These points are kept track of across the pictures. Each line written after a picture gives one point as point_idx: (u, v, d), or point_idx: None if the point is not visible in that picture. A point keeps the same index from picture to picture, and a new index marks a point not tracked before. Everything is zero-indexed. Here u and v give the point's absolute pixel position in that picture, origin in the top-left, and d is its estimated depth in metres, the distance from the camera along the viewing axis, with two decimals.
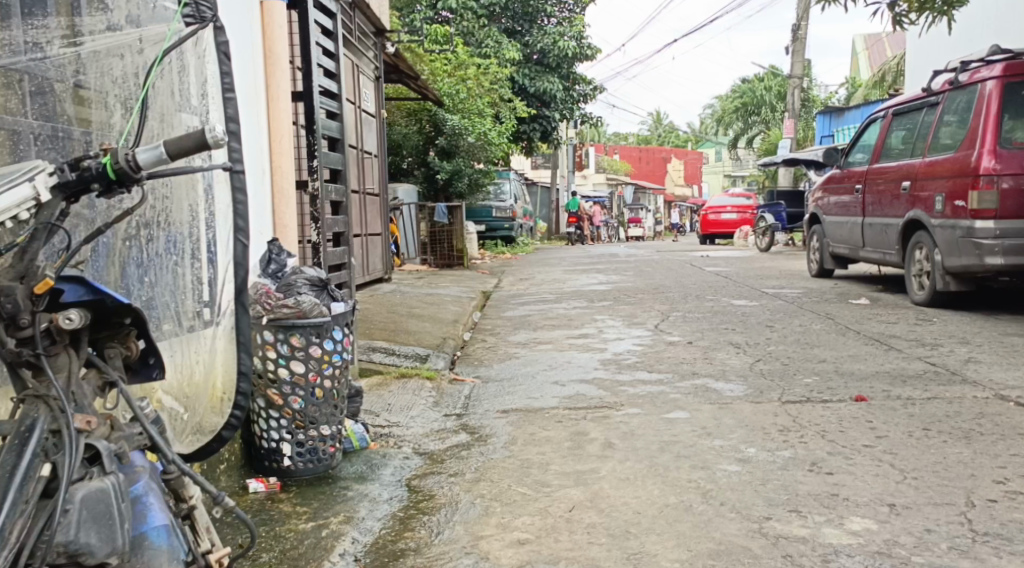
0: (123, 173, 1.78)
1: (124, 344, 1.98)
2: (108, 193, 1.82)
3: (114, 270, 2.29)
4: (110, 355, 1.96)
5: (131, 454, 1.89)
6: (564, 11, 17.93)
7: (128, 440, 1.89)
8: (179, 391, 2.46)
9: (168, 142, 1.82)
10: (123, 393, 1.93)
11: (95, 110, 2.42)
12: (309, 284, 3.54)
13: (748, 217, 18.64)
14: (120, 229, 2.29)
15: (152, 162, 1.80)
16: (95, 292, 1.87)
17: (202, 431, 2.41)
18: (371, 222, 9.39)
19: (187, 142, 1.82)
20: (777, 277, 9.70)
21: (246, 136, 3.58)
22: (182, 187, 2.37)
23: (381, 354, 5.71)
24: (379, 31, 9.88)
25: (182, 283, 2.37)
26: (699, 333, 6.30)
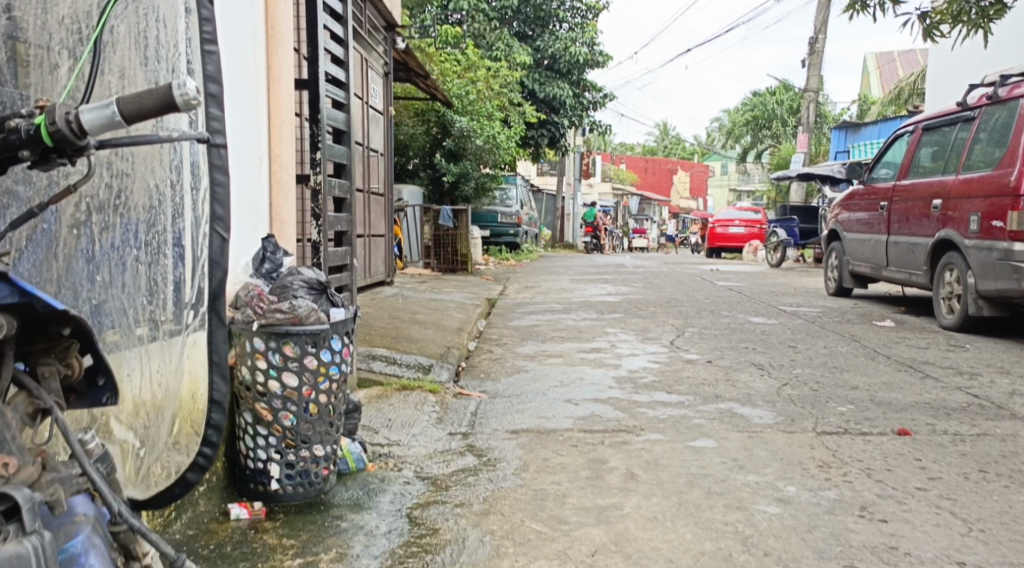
0: (61, 138, 1.48)
1: (62, 361, 1.64)
2: (45, 161, 1.53)
3: (56, 266, 1.96)
4: (44, 374, 1.62)
5: (69, 501, 1.56)
6: (577, 17, 17.60)
7: (65, 484, 1.56)
8: (132, 418, 2.08)
9: (121, 96, 1.49)
10: (59, 423, 1.58)
11: (35, 62, 2.08)
12: (306, 286, 3.21)
13: (757, 231, 18.22)
14: (65, 212, 1.97)
15: (101, 123, 1.48)
16: (23, 293, 1.50)
17: (163, 474, 2.07)
18: (375, 222, 9.07)
19: (147, 99, 1.48)
20: (794, 294, 9.36)
21: (234, 119, 3.24)
22: (145, 160, 2.07)
23: (381, 363, 5.38)
24: (390, 26, 9.55)
25: (141, 283, 2.05)
26: (717, 351, 5.95)
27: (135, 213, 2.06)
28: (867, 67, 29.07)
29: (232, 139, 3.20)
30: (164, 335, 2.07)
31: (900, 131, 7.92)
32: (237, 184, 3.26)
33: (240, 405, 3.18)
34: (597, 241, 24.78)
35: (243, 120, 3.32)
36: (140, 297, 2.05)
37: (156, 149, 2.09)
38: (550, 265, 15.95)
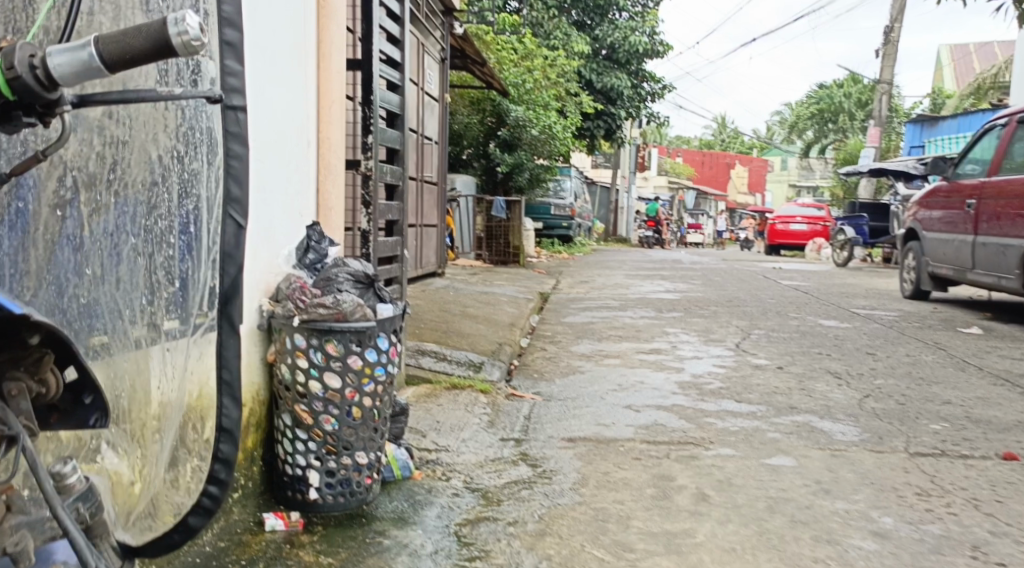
0: (25, 91, 1.24)
1: (37, 378, 1.35)
2: (8, 119, 1.29)
3: (38, 255, 1.67)
4: (12, 393, 1.33)
5: (45, 547, 1.34)
6: (637, 6, 17.13)
7: (35, 529, 1.34)
8: (128, 445, 1.76)
9: (102, 35, 1.24)
10: (28, 454, 1.31)
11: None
12: (352, 279, 2.95)
13: (820, 229, 17.60)
14: (47, 188, 1.68)
15: (75, 69, 1.22)
16: None
17: (160, 514, 1.83)
18: (427, 212, 8.82)
19: (135, 38, 1.22)
20: (866, 296, 8.88)
21: (279, 95, 2.96)
22: (146, 125, 1.77)
23: (430, 359, 5.12)
24: (447, 10, 9.27)
25: (141, 280, 1.76)
26: (788, 357, 5.57)
27: (135, 190, 1.76)
28: (941, 61, 28.03)
29: (274, 119, 2.92)
30: (177, 331, 1.82)
31: (990, 123, 7.38)
32: (280, 171, 2.98)
33: (280, 406, 2.93)
34: (659, 237, 24.86)
35: (288, 100, 3.04)
36: (140, 294, 1.76)
37: (159, 112, 1.78)
38: (604, 259, 15.58)
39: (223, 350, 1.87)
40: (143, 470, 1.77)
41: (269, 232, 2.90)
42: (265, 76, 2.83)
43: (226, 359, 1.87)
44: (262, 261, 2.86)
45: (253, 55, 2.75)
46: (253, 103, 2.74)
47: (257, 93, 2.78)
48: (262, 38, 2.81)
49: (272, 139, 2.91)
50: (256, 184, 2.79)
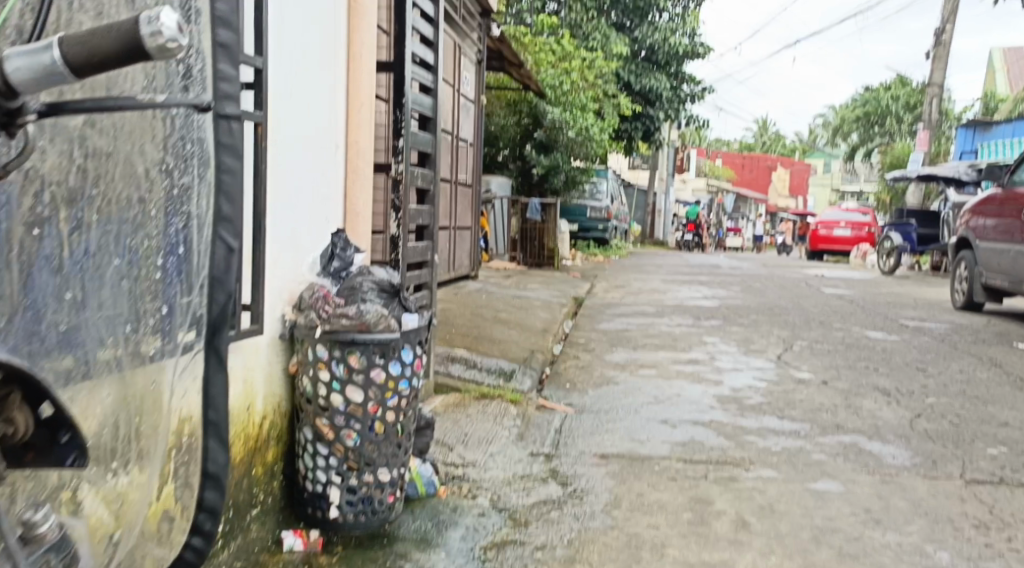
0: None
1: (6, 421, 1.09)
2: None
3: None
4: None
5: None
6: (678, 7, 16.89)
7: None
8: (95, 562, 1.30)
9: (70, 35, 1.00)
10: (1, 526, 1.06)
11: None
12: (377, 289, 2.84)
13: (864, 235, 17.22)
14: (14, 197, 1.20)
15: (36, 80, 0.99)
16: None
17: None
18: (461, 214, 8.72)
19: (106, 39, 0.98)
20: (915, 307, 8.61)
21: (303, 97, 2.83)
22: (132, 135, 1.31)
23: (460, 367, 5.00)
24: (485, 12, 9.16)
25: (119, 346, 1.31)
26: (832, 370, 5.55)
27: (118, 206, 1.32)
28: (993, 64, 27.37)
29: (297, 124, 2.78)
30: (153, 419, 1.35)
31: None
32: (302, 178, 2.84)
33: (301, 419, 2.81)
34: (700, 240, 24.62)
35: (313, 104, 2.90)
36: (124, 320, 1.32)
37: (148, 119, 1.32)
38: (640, 263, 15.37)
39: (210, 387, 1.36)
40: (129, 509, 1.35)
41: (290, 241, 2.77)
42: (287, 79, 2.70)
43: (213, 400, 1.36)
44: (283, 272, 2.73)
45: (275, 58, 2.62)
46: (273, 108, 2.61)
47: (278, 98, 2.65)
48: (285, 40, 2.68)
49: (294, 145, 2.77)
50: (276, 192, 2.66)
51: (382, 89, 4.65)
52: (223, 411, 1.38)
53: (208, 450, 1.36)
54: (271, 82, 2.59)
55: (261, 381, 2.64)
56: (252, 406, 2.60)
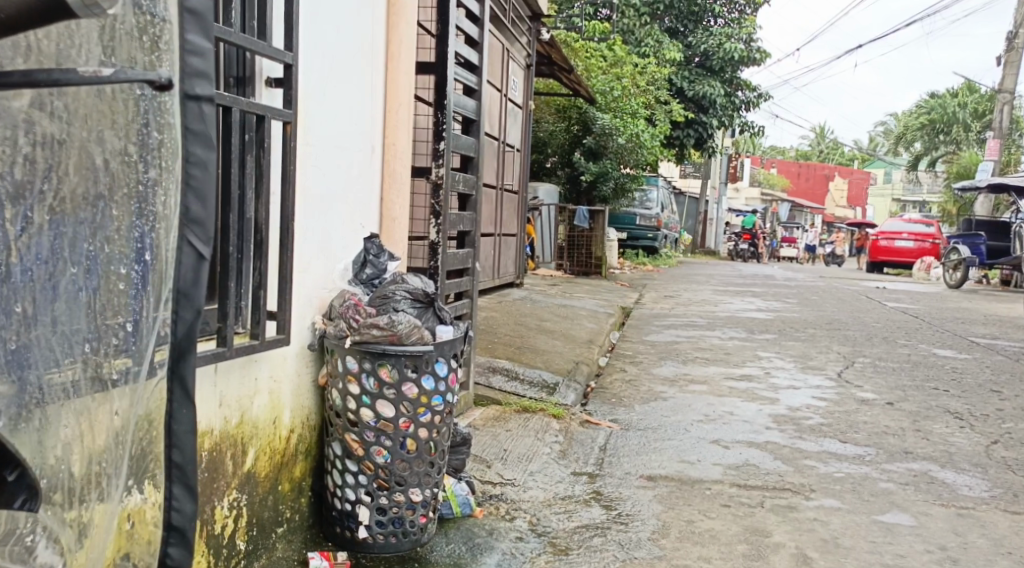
0: None
1: None
2: None
3: None
4: None
5: None
6: (733, 12, 16.53)
7: None
8: None
9: None
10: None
11: None
12: (410, 298, 2.65)
13: (927, 247, 16.59)
14: None
15: None
16: None
17: None
18: (507, 221, 8.57)
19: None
20: (983, 324, 8.26)
21: (335, 96, 2.66)
22: (90, 118, 1.05)
23: (501, 378, 4.84)
24: (535, 15, 9.01)
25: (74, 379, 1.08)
26: (900, 393, 5.35)
27: (77, 207, 1.06)
28: None
29: (328, 127, 2.62)
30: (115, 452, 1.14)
31: None
32: (334, 183, 2.68)
33: (331, 433, 2.64)
34: (755, 250, 24.19)
35: (346, 105, 2.73)
36: (82, 338, 1.09)
37: (108, 100, 1.05)
38: (691, 273, 15.10)
39: (172, 422, 1.17)
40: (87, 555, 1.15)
41: (320, 249, 2.61)
42: (317, 76, 2.53)
43: (176, 436, 1.18)
44: (312, 281, 2.57)
45: (303, 56, 2.46)
46: (301, 107, 2.45)
47: (306, 100, 2.50)
48: (315, 38, 2.51)
49: (325, 149, 2.61)
50: (304, 198, 2.50)
51: (423, 91, 4.51)
52: (189, 448, 1.21)
53: (171, 497, 1.19)
54: (299, 83, 2.44)
55: (289, 393, 2.47)
56: (278, 419, 2.43)
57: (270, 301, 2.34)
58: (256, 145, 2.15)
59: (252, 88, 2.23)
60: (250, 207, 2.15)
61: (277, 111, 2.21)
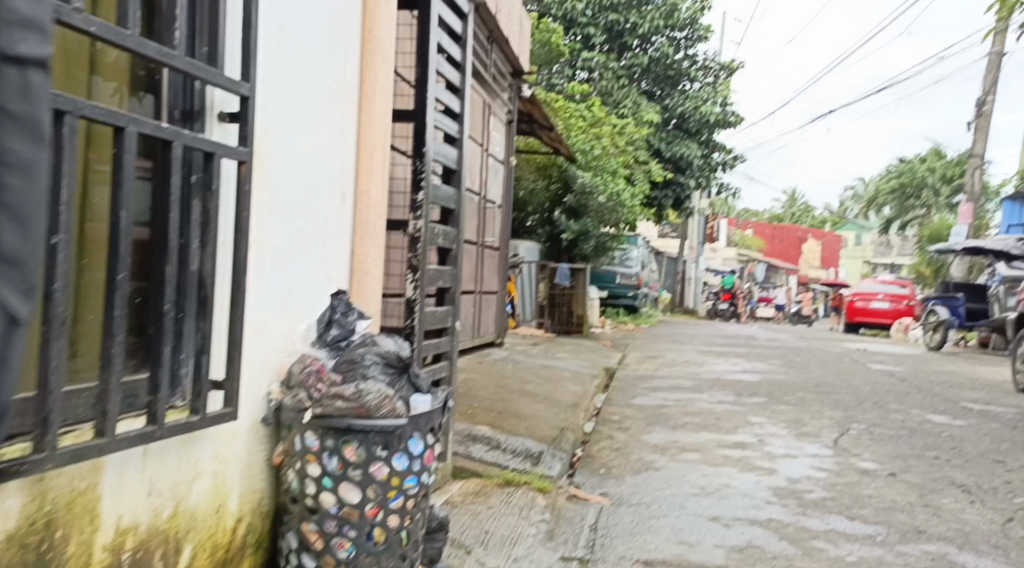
0: None
1: None
2: None
3: None
4: None
5: None
6: (709, 77, 16.47)
7: None
8: None
9: None
10: None
11: None
12: (382, 363, 2.33)
13: (902, 308, 16.50)
14: None
15: None
16: None
17: None
18: (487, 278, 8.30)
19: None
20: (971, 388, 8.02)
21: (299, 137, 2.39)
22: None
23: (482, 448, 4.50)
24: (516, 72, 8.86)
25: None
26: (900, 462, 4.99)
27: None
28: None
29: (291, 170, 2.34)
30: None
31: None
32: (296, 233, 2.39)
33: (287, 522, 2.28)
34: (734, 309, 24.07)
35: (312, 148, 2.46)
36: None
37: None
38: (672, 332, 14.85)
39: None
40: None
41: (278, 306, 2.30)
42: (278, 115, 2.27)
43: None
44: (267, 343, 2.26)
45: (260, 90, 2.19)
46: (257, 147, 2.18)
47: (263, 139, 2.22)
48: (277, 73, 2.25)
49: (286, 195, 2.33)
50: (258, 248, 2.21)
51: (401, 140, 4.26)
52: None
53: None
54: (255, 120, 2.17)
55: (237, 475, 2.14)
56: (223, 507, 2.08)
57: (216, 369, 2.03)
58: (204, 187, 1.89)
59: (203, 122, 1.97)
60: (195, 258, 1.88)
61: (231, 149, 1.94)
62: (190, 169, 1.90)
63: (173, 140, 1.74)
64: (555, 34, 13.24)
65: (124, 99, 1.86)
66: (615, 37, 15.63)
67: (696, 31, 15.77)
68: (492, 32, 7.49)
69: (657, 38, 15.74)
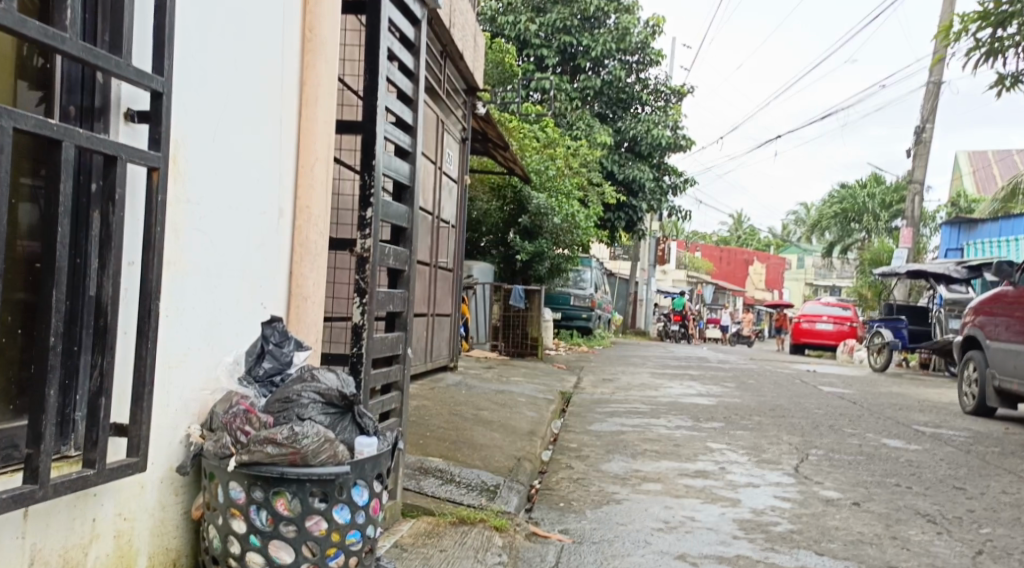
0: None
1: None
2: None
3: None
4: None
5: None
6: (660, 101, 16.47)
7: None
8: None
9: None
10: None
11: None
12: (321, 402, 2.06)
13: (845, 330, 16.56)
14: None
15: None
16: None
17: None
18: (441, 300, 8.02)
19: None
20: (921, 411, 7.93)
21: (221, 143, 2.16)
22: None
23: (434, 483, 4.23)
24: (471, 89, 8.64)
25: None
26: (862, 490, 4.71)
27: None
28: (959, 166, 25.38)
29: (210, 181, 2.12)
30: None
31: None
32: (217, 251, 2.16)
33: None
34: (685, 330, 24.01)
35: (237, 157, 2.24)
36: None
37: None
38: (624, 355, 14.66)
39: None
40: None
41: (194, 333, 2.06)
42: (195, 118, 2.05)
43: None
44: (182, 376, 2.01)
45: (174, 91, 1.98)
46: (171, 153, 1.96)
47: (175, 145, 1.99)
48: (194, 71, 2.04)
49: (205, 210, 2.10)
50: (171, 267, 1.98)
51: (347, 154, 4.03)
52: None
53: None
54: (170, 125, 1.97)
55: (145, 534, 1.94)
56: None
57: (121, 412, 1.83)
58: (105, 197, 1.71)
59: (108, 118, 1.80)
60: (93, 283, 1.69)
61: (141, 154, 1.76)
62: (89, 176, 1.74)
63: (63, 140, 1.56)
64: (509, 55, 13.11)
65: (7, 88, 1.69)
66: (568, 60, 15.73)
67: (648, 55, 15.76)
68: (445, 46, 7.30)
69: (609, 61, 15.71)
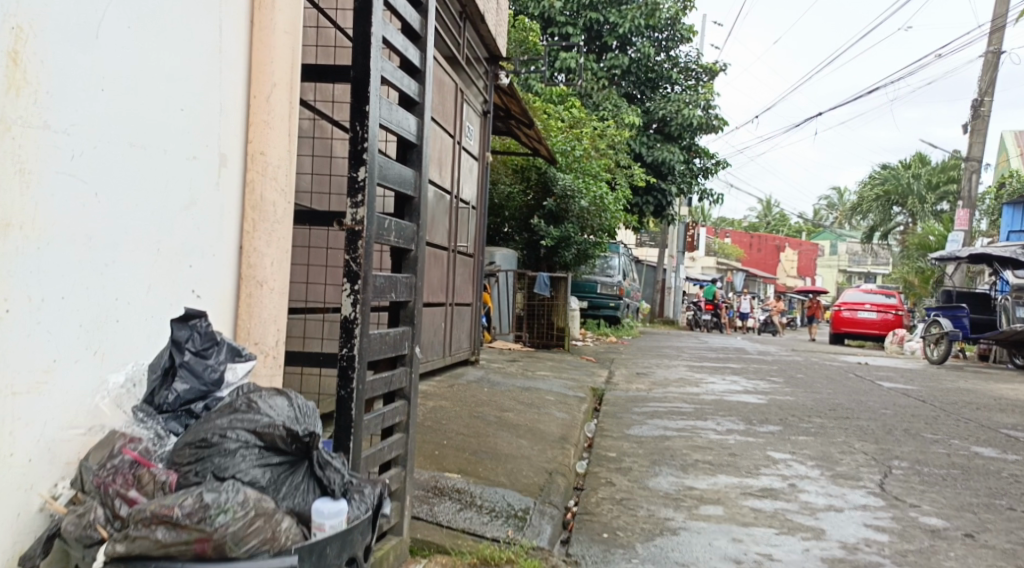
0: None
1: None
2: None
3: None
4: None
5: None
6: (690, 80, 15.55)
7: None
8: None
9: None
10: None
11: None
12: (256, 446, 1.47)
13: (891, 320, 15.60)
14: None
15: None
16: None
17: None
18: (461, 288, 7.27)
19: None
20: (1002, 411, 7.06)
21: (104, 45, 1.58)
22: None
23: (452, 507, 3.47)
24: (493, 58, 7.85)
25: None
26: (970, 517, 3.94)
27: None
28: (1006, 146, 24.15)
29: (87, 100, 1.55)
30: None
31: None
32: (108, 204, 1.61)
33: None
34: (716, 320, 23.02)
35: (146, 69, 1.68)
36: None
37: None
38: (656, 346, 13.81)
39: None
40: None
41: (60, 330, 1.53)
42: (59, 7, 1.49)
43: None
44: (33, 407, 1.48)
45: None
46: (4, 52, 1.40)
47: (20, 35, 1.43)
48: None
49: (78, 138, 1.54)
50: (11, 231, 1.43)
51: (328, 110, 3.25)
52: None
53: None
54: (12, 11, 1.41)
55: None
56: None
57: None
58: None
59: None
60: None
61: None
62: None
63: None
64: (532, 32, 12.30)
65: None
66: (594, 38, 14.87)
67: (678, 31, 14.83)
68: (465, 7, 6.53)
69: (638, 38, 14.79)
